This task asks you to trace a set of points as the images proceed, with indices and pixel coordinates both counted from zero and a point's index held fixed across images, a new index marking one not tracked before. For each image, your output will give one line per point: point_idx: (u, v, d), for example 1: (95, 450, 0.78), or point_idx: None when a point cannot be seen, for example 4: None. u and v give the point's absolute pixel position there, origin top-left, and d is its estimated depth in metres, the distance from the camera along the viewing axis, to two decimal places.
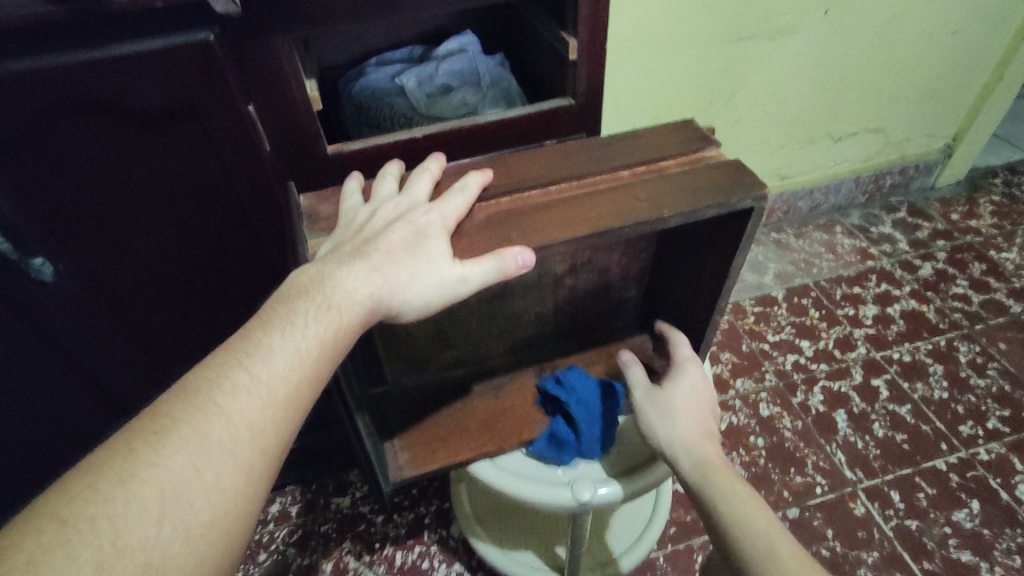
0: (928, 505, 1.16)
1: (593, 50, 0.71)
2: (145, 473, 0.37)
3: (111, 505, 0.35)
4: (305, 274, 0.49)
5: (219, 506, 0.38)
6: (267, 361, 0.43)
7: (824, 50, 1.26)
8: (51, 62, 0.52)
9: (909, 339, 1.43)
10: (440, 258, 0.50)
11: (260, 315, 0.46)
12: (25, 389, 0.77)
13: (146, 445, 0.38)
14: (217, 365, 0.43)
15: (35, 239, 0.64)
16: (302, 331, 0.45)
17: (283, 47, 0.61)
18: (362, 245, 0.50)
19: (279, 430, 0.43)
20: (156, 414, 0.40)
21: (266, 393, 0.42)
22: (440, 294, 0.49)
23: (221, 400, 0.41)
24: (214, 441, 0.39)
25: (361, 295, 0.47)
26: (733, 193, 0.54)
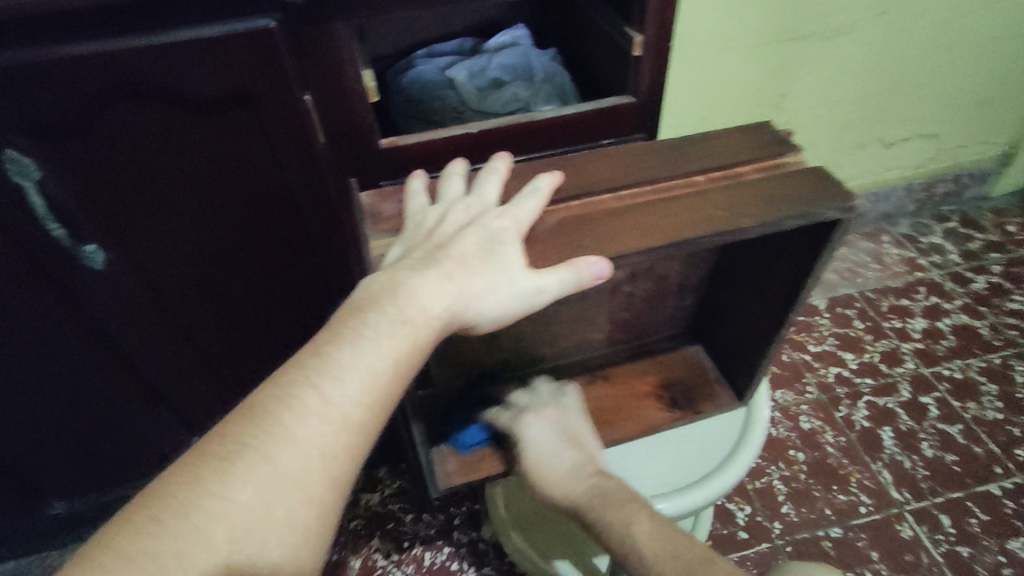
0: (980, 531, 1.11)
1: (659, 46, 0.68)
2: (212, 505, 0.36)
3: (178, 543, 0.35)
4: (378, 281, 0.46)
5: (289, 541, 0.39)
6: (338, 382, 0.41)
7: (881, 52, 1.21)
8: (112, 47, 0.51)
9: (961, 356, 1.37)
10: (514, 266, 0.48)
11: (329, 327, 0.44)
12: (70, 378, 0.77)
13: (213, 475, 0.37)
14: (285, 382, 0.41)
15: (88, 226, 0.63)
16: (375, 346, 0.43)
17: (343, 34, 0.58)
18: (435, 251, 0.48)
19: (350, 456, 0.41)
20: (221, 436, 0.39)
21: (337, 418, 0.40)
22: (515, 304, 0.47)
23: (291, 424, 0.39)
24: (284, 473, 0.38)
25: (437, 308, 0.45)
26: (818, 203, 0.52)
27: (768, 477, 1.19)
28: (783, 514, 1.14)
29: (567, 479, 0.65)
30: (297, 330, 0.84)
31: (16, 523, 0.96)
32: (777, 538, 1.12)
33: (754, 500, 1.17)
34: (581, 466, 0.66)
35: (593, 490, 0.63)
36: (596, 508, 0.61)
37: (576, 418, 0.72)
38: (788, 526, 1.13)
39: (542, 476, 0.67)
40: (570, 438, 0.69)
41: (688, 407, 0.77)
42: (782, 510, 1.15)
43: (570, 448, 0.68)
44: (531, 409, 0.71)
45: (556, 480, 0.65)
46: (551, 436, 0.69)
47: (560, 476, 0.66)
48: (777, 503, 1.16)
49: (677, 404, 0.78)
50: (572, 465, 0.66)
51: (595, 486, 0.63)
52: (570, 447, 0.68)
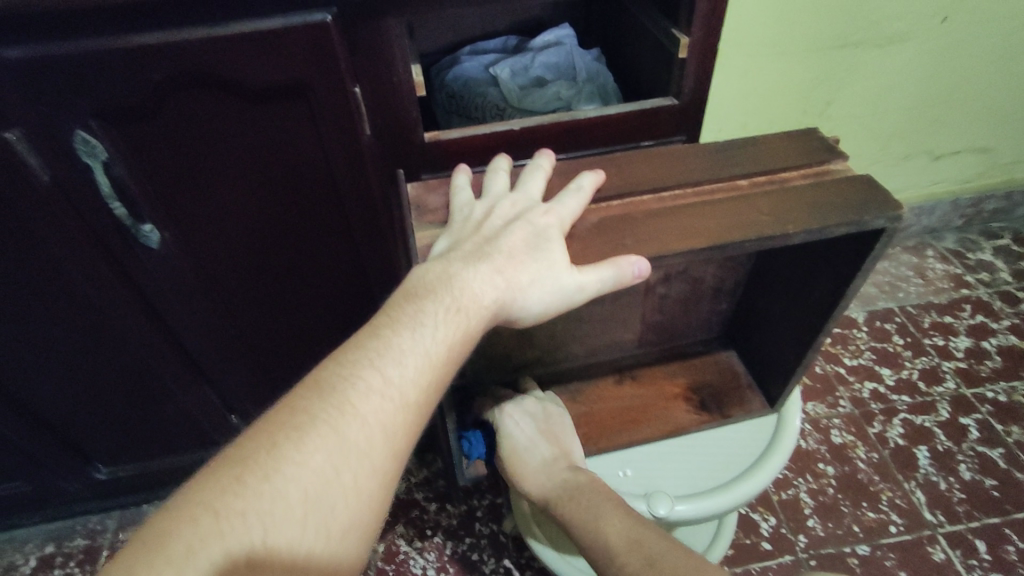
0: (1018, 560, 1.07)
1: (706, 48, 0.68)
2: (289, 470, 0.37)
3: (260, 501, 0.36)
4: (430, 271, 0.48)
5: (356, 508, 0.39)
6: (399, 364, 0.43)
7: (937, 60, 1.17)
8: (180, 37, 0.54)
9: (1006, 378, 1.32)
10: (559, 262, 0.49)
11: (387, 313, 0.46)
12: (124, 350, 0.81)
13: (288, 442, 0.38)
14: (350, 361, 0.43)
15: (147, 206, 0.66)
16: (431, 332, 0.45)
17: (395, 31, 0.59)
18: (483, 244, 0.50)
19: (409, 433, 0.43)
20: (292, 407, 0.40)
21: (398, 396, 0.42)
22: (557, 299, 0.48)
23: (357, 400, 0.41)
24: (352, 444, 0.39)
25: (487, 299, 0.47)
26: (866, 211, 0.51)
27: (794, 489, 1.18)
28: (808, 527, 1.13)
29: (541, 474, 0.68)
30: (331, 313, 0.86)
31: (66, 486, 1.01)
32: (801, 552, 1.10)
33: (779, 511, 1.15)
34: (555, 460, 0.69)
35: (566, 488, 0.66)
36: (564, 503, 0.65)
37: (552, 407, 0.74)
38: (814, 540, 1.11)
39: (520, 471, 0.69)
40: (550, 433, 0.71)
41: (717, 411, 0.77)
42: (808, 524, 1.13)
43: (549, 443, 0.70)
44: (511, 402, 0.73)
45: (533, 475, 0.69)
46: (528, 429, 0.71)
47: (535, 471, 0.69)
48: (803, 516, 1.14)
49: (706, 407, 0.78)
50: (549, 459, 0.69)
51: (567, 481, 0.67)
52: (551, 442, 0.71)
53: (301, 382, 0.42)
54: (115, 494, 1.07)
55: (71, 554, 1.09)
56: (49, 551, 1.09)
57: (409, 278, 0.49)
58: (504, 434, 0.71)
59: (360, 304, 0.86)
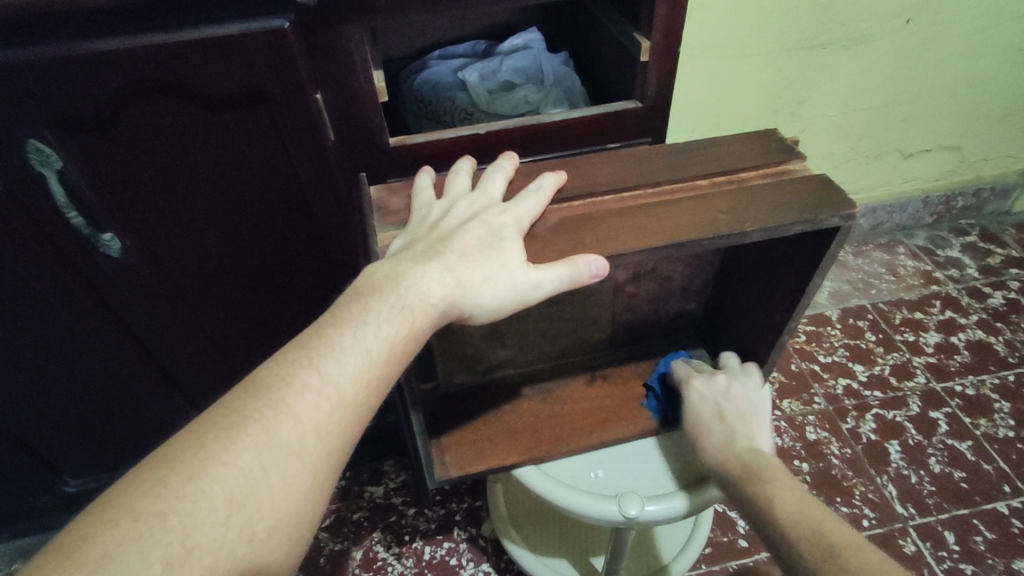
0: (986, 550, 1.09)
1: (668, 53, 0.69)
2: (215, 470, 0.37)
3: (182, 502, 0.36)
4: (381, 269, 0.49)
5: (285, 508, 0.39)
6: (339, 362, 0.44)
7: (902, 61, 1.20)
8: (137, 44, 0.53)
9: (974, 372, 1.35)
10: (514, 260, 0.50)
11: (331, 312, 0.46)
12: (87, 360, 0.80)
13: (217, 442, 0.39)
14: (288, 361, 0.43)
15: (107, 215, 0.65)
16: (373, 331, 0.45)
17: (355, 38, 0.60)
18: (436, 243, 0.50)
19: (345, 432, 0.43)
20: (224, 408, 0.41)
21: (335, 395, 0.43)
22: (512, 297, 0.49)
23: (292, 398, 0.41)
24: (283, 443, 0.40)
25: (435, 296, 0.48)
26: (821, 210, 0.52)
27: None
28: None
29: (722, 450, 0.63)
30: (301, 318, 0.86)
31: (32, 500, 0.99)
32: None
33: None
34: (742, 440, 0.64)
35: (745, 467, 0.60)
36: (744, 484, 0.59)
37: (750, 386, 0.68)
38: None
39: (700, 442, 0.66)
40: (735, 412, 0.66)
41: None
42: None
43: (732, 421, 0.66)
44: (699, 376, 0.71)
45: (713, 449, 0.64)
46: (711, 404, 0.67)
47: (718, 446, 0.64)
48: None
49: None
50: (728, 438, 0.64)
51: (748, 462, 0.61)
52: (747, 423, 0.66)
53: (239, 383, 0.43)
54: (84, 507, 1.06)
55: None
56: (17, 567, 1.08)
57: (359, 276, 0.50)
58: (688, 407, 0.69)
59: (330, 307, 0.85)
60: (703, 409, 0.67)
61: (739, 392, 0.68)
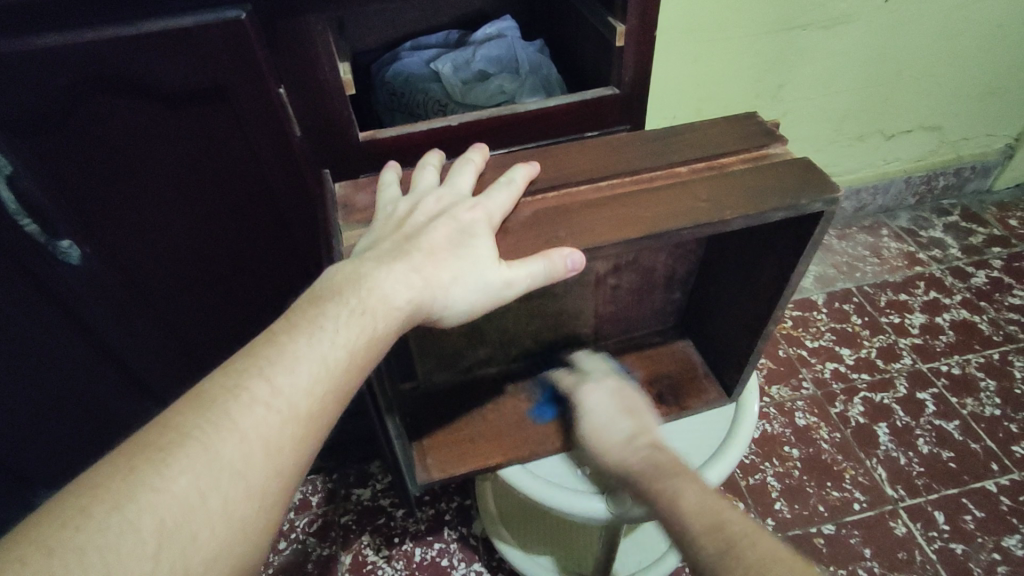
0: (976, 529, 1.10)
1: (643, 36, 0.66)
2: (145, 497, 0.35)
3: (103, 536, 0.34)
4: (340, 272, 0.47)
5: (224, 536, 0.37)
6: (291, 373, 0.42)
7: (880, 42, 1.19)
8: (82, 39, 0.50)
9: (959, 351, 1.36)
10: (484, 258, 0.48)
11: (287, 317, 0.44)
12: (53, 372, 0.77)
13: (150, 466, 0.36)
14: (237, 372, 0.41)
15: (64, 222, 0.62)
16: (332, 337, 0.43)
17: (316, 27, 0.57)
18: (402, 242, 0.49)
19: (296, 449, 0.41)
20: (164, 424, 0.39)
21: (286, 409, 0.41)
22: (485, 296, 0.48)
23: (237, 413, 0.39)
24: (225, 464, 0.38)
25: (400, 300, 0.46)
26: (803, 195, 0.51)
27: (761, 474, 1.18)
28: (775, 510, 1.13)
29: (618, 450, 0.59)
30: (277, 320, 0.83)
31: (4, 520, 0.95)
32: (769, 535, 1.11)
33: (747, 496, 1.16)
34: (637, 436, 0.59)
35: (649, 462, 0.56)
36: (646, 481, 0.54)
37: (627, 390, 0.67)
38: (781, 523, 1.12)
39: (589, 443, 0.61)
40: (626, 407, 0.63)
41: (674, 403, 0.78)
42: (775, 507, 1.14)
43: (625, 418, 0.62)
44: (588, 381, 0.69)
45: (608, 446, 0.59)
46: (607, 404, 0.64)
47: (613, 443, 0.60)
48: (770, 500, 1.15)
49: (663, 400, 0.78)
50: (627, 436, 0.60)
51: (649, 457, 0.57)
52: (637, 419, 0.62)
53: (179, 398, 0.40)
54: None
55: None
56: None
57: (320, 280, 0.48)
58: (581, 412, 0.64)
59: None
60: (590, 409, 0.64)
61: (625, 391, 0.66)
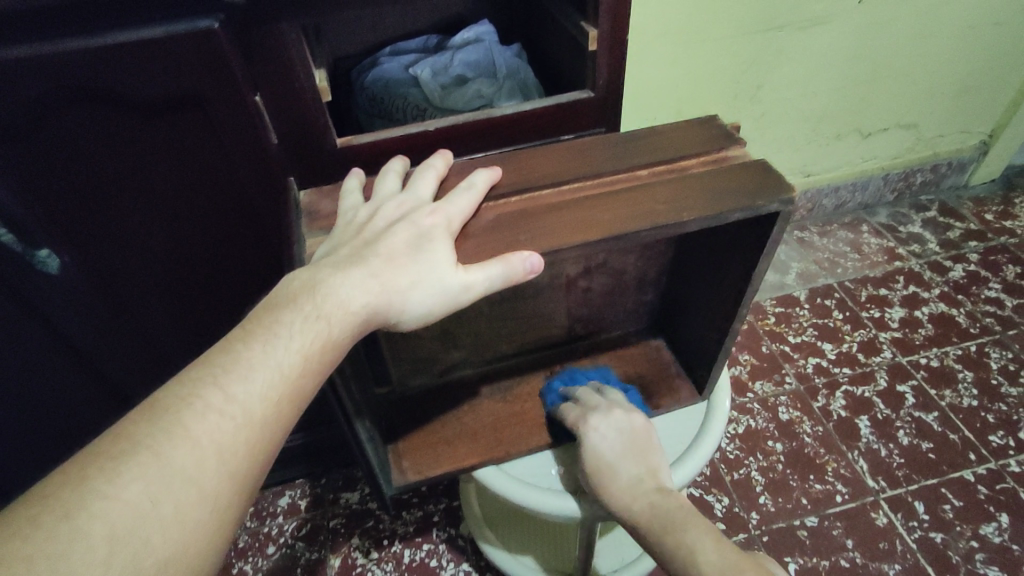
0: (954, 518, 1.12)
1: (613, 42, 0.68)
2: (96, 505, 0.36)
3: (51, 544, 0.34)
4: (300, 277, 0.48)
5: (179, 541, 0.37)
6: (245, 380, 0.43)
7: (855, 42, 1.21)
8: (53, 51, 0.51)
9: (938, 344, 1.38)
10: (442, 262, 0.49)
11: (244, 325, 0.46)
12: (33, 381, 0.77)
13: (100, 474, 0.37)
14: (191, 380, 0.42)
15: (41, 232, 0.63)
16: (286, 343, 0.45)
17: (290, 35, 0.57)
18: (362, 247, 0.50)
19: (250, 453, 0.42)
20: (118, 434, 0.39)
21: (239, 415, 0.42)
22: (442, 300, 0.49)
23: (191, 420, 0.40)
24: (177, 470, 0.38)
25: (357, 303, 0.47)
26: (759, 196, 0.53)
27: (745, 468, 1.20)
28: (760, 505, 1.15)
29: (628, 497, 0.61)
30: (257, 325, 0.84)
31: None
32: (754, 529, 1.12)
33: (731, 491, 1.17)
34: (645, 480, 0.63)
35: (654, 509, 0.60)
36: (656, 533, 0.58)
37: (637, 425, 0.67)
38: (765, 516, 1.14)
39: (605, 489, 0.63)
40: (635, 448, 0.65)
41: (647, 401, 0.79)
42: (759, 501, 1.15)
43: (634, 461, 0.64)
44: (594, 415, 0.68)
45: (619, 494, 0.62)
46: (615, 445, 0.65)
47: (623, 491, 0.62)
48: (754, 494, 1.16)
49: None
50: (635, 478, 0.63)
51: (656, 503, 0.60)
52: (643, 460, 0.65)
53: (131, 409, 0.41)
54: None
55: None
56: None
57: (280, 286, 0.49)
58: (587, 449, 0.66)
59: None
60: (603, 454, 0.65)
61: (634, 431, 0.66)
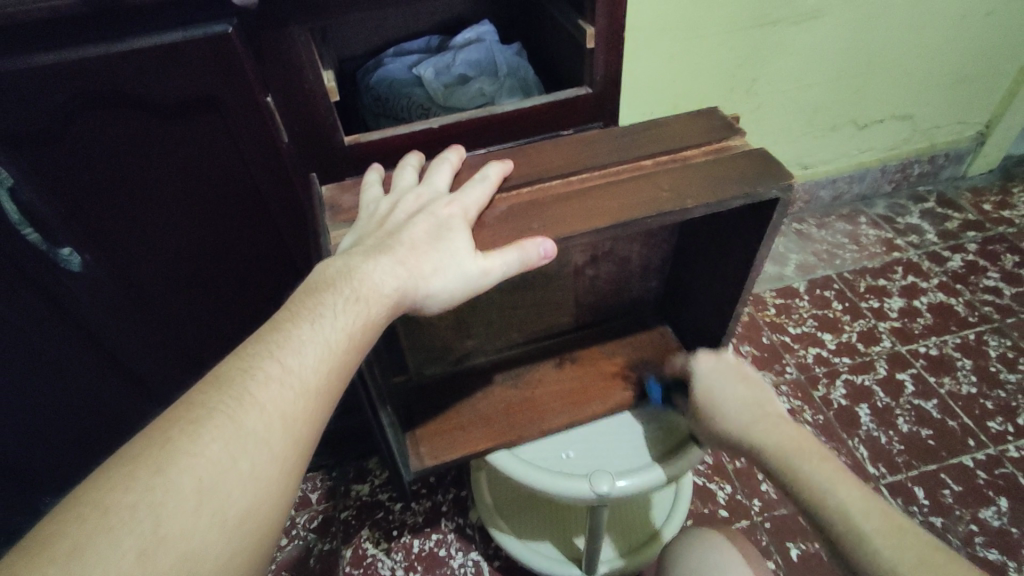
0: (954, 502, 1.14)
1: (611, 39, 0.70)
2: (183, 461, 0.39)
3: (152, 494, 0.37)
4: (331, 266, 0.51)
5: (254, 495, 0.40)
6: (297, 353, 0.45)
7: (850, 35, 1.23)
8: (75, 56, 0.53)
9: (937, 333, 1.40)
10: (463, 250, 0.52)
11: (287, 308, 0.48)
12: (58, 378, 0.80)
13: (183, 435, 0.40)
14: (250, 355, 0.45)
15: (64, 232, 0.65)
16: (331, 322, 0.47)
17: (299, 38, 0.60)
18: (386, 238, 0.52)
19: (311, 421, 0.45)
20: (190, 402, 0.42)
21: (298, 384, 0.44)
22: (464, 286, 0.51)
23: (256, 389, 0.43)
24: (250, 432, 0.41)
25: (387, 288, 0.50)
26: (760, 183, 0.55)
27: None
28: (761, 492, 1.17)
29: (746, 420, 0.64)
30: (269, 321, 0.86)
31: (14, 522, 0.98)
32: (756, 516, 1.14)
33: (733, 479, 1.19)
34: (757, 404, 0.65)
35: (776, 430, 0.62)
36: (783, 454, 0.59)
37: (750, 372, 0.69)
38: (767, 503, 1.15)
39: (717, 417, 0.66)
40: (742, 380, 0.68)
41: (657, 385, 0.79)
42: (761, 488, 1.17)
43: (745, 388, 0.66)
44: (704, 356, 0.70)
45: (735, 418, 0.65)
46: (726, 377, 0.68)
47: (739, 415, 0.65)
48: (756, 482, 1.18)
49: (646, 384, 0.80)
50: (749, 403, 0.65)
51: (777, 428, 0.62)
52: (756, 391, 0.67)
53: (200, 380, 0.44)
54: None
55: None
56: None
57: (313, 274, 0.52)
58: (700, 384, 0.68)
59: None
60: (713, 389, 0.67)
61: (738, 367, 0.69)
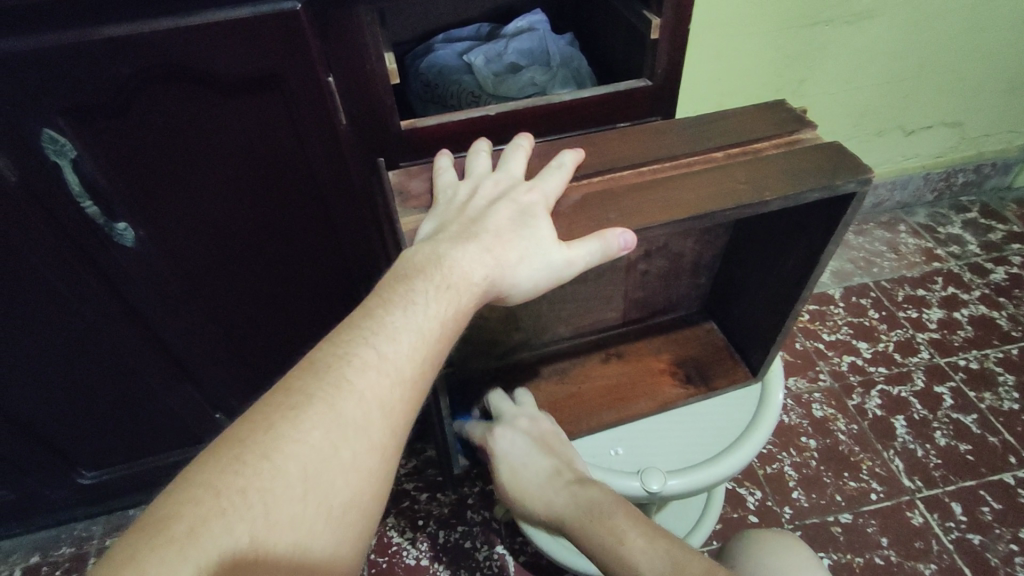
0: (992, 520, 1.11)
1: (678, 31, 0.68)
2: (288, 448, 0.39)
3: (261, 479, 0.38)
4: (421, 252, 0.50)
5: (356, 482, 0.41)
6: (393, 340, 0.45)
7: (902, 38, 1.19)
8: (145, 28, 0.53)
9: (978, 346, 1.36)
10: (547, 239, 0.51)
11: (378, 295, 0.48)
12: (103, 351, 0.80)
13: (287, 421, 0.40)
14: (344, 342, 0.44)
15: (120, 205, 0.65)
16: (424, 310, 0.47)
17: (367, 19, 0.59)
18: (469, 224, 0.51)
19: (406, 409, 0.45)
20: (288, 389, 0.42)
21: (394, 372, 0.44)
22: (548, 275, 0.50)
23: (353, 375, 0.43)
24: (349, 421, 0.41)
25: (477, 276, 0.49)
26: (837, 176, 0.53)
27: (778, 463, 1.20)
28: (792, 499, 1.15)
29: (548, 496, 0.67)
30: (309, 304, 0.86)
31: (51, 492, 1.00)
32: (787, 523, 1.12)
33: (764, 485, 1.17)
34: (558, 474, 0.68)
35: (577, 501, 0.65)
36: (580, 522, 0.64)
37: (547, 426, 0.72)
38: (798, 511, 1.13)
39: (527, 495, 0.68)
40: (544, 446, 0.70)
41: (703, 384, 0.80)
42: (792, 496, 1.15)
43: (545, 457, 0.69)
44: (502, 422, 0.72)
45: (540, 495, 0.67)
46: (524, 446, 0.70)
47: (542, 490, 0.67)
48: (787, 488, 1.16)
49: (691, 380, 0.80)
50: (550, 474, 0.68)
51: (575, 496, 0.65)
52: (554, 452, 0.70)
53: (297, 364, 0.44)
54: (103, 500, 1.07)
55: (58, 562, 1.09)
56: (36, 560, 1.10)
57: (397, 262, 0.51)
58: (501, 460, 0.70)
59: (344, 293, 0.86)
60: (515, 468, 0.69)
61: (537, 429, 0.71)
